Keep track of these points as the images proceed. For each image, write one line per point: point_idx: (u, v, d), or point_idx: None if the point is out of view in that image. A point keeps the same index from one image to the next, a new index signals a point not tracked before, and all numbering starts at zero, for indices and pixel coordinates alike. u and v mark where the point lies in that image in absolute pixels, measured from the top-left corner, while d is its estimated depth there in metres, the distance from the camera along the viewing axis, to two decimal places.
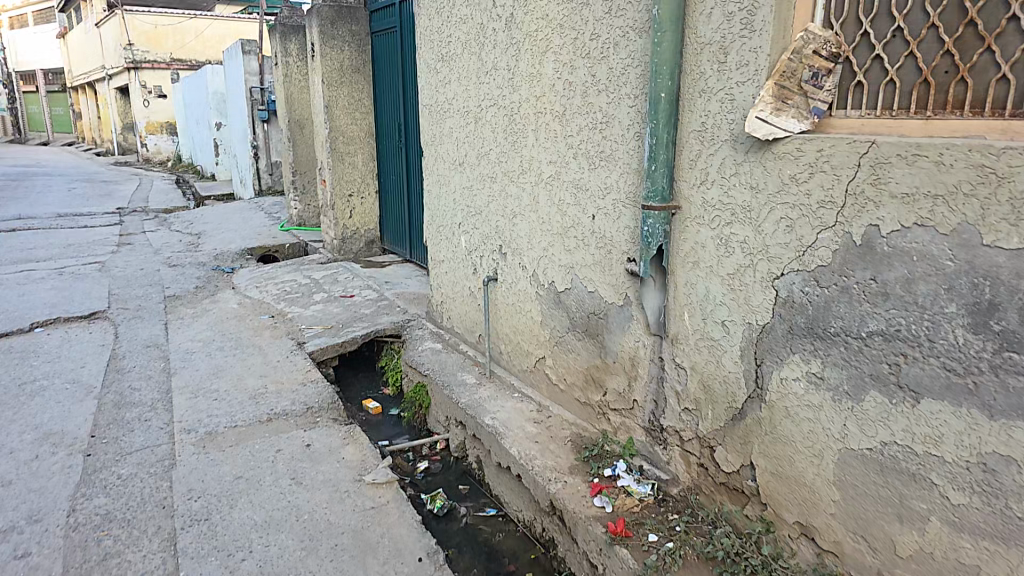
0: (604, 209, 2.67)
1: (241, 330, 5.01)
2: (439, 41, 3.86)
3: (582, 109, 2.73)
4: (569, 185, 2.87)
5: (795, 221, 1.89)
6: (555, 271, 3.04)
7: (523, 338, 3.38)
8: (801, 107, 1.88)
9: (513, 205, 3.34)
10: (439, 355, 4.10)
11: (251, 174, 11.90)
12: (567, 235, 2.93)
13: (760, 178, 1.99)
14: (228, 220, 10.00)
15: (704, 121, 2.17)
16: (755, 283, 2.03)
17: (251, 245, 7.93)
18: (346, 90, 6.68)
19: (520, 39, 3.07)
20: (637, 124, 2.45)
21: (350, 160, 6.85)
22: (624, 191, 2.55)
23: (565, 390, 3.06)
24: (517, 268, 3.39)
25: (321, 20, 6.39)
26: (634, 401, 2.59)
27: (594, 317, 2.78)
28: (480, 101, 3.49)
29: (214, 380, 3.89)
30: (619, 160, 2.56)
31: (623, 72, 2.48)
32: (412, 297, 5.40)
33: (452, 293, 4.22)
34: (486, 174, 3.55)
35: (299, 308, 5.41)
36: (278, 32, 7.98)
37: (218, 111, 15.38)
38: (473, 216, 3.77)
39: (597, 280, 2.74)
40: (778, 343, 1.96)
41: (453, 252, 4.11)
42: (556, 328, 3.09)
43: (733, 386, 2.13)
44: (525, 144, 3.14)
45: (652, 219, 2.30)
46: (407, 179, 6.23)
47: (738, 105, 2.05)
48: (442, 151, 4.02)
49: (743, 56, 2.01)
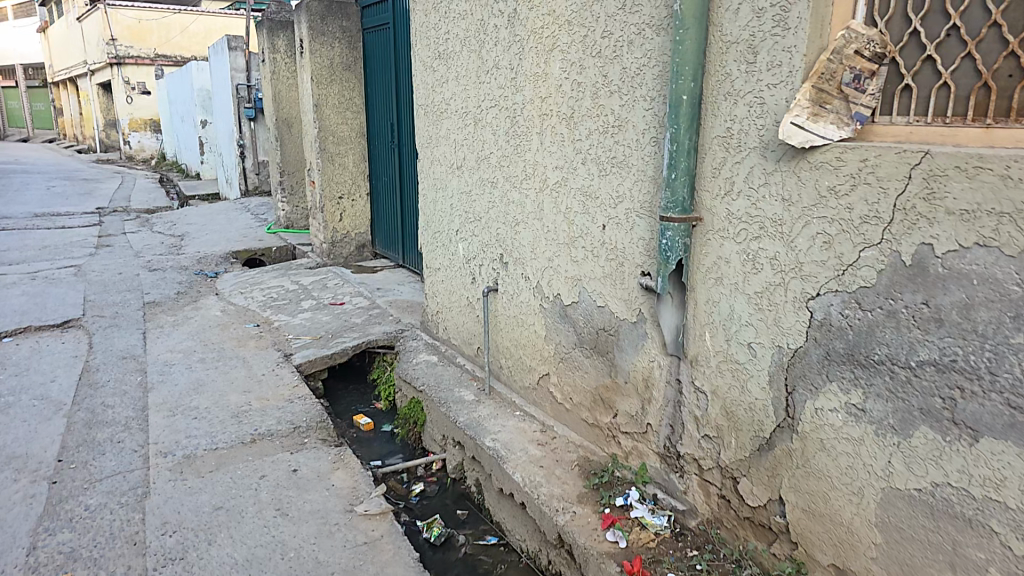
0: (615, 219, 2.51)
1: (225, 340, 4.80)
2: (435, 38, 3.68)
3: (592, 111, 2.56)
4: (576, 192, 2.71)
5: (833, 237, 1.73)
6: (561, 284, 2.89)
7: (526, 353, 3.24)
8: (841, 112, 1.71)
9: (515, 212, 3.17)
10: (435, 368, 3.95)
11: (237, 174, 11.64)
12: (574, 245, 2.76)
13: (793, 190, 1.82)
14: (213, 221, 9.76)
15: (729, 126, 2.00)
16: (786, 304, 1.87)
17: (236, 248, 7.70)
18: (336, 88, 6.47)
19: (523, 36, 2.89)
20: (653, 129, 2.28)
21: (340, 161, 6.63)
22: (638, 200, 2.38)
23: (571, 410, 2.92)
24: (519, 279, 3.23)
25: (311, 15, 6.20)
26: (647, 425, 2.46)
27: (604, 334, 2.64)
28: (480, 101, 3.32)
29: (194, 396, 3.66)
30: (633, 167, 2.39)
31: (638, 73, 2.32)
32: (405, 305, 5.22)
33: (448, 303, 4.05)
34: (486, 179, 3.38)
35: (287, 316, 5.22)
36: (265, 27, 7.76)
37: (204, 109, 15.05)
38: (472, 222, 3.59)
39: (608, 294, 2.60)
40: (812, 369, 1.81)
41: (450, 260, 3.93)
42: (562, 344, 2.94)
43: (760, 414, 1.99)
44: (528, 148, 2.97)
45: (672, 232, 2.13)
46: (401, 181, 6.03)
47: (768, 109, 1.87)
48: (438, 154, 3.84)
49: (776, 56, 1.84)
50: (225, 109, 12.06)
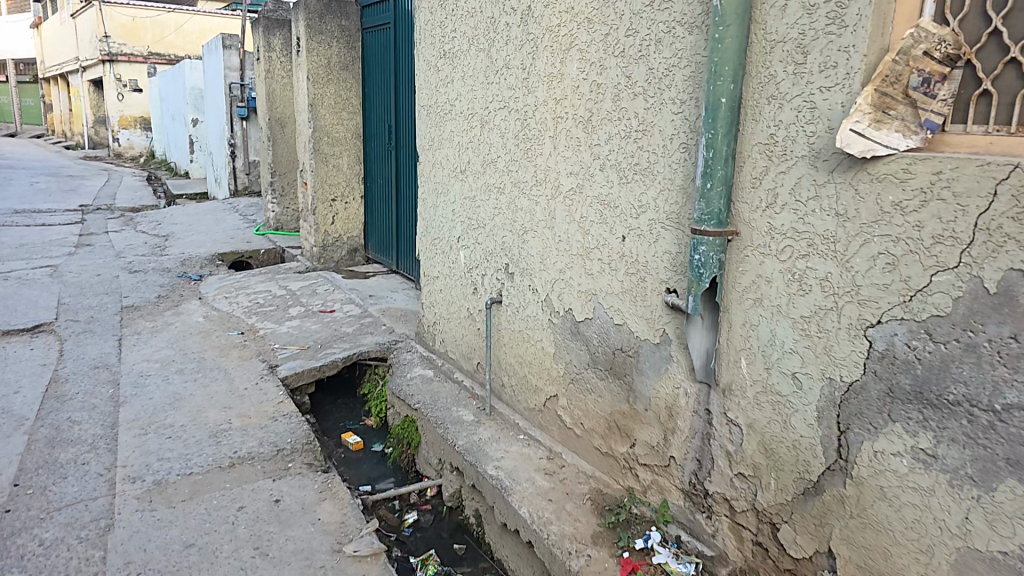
0: (636, 230, 2.30)
1: (206, 349, 4.56)
2: (441, 36, 3.47)
3: (613, 113, 2.33)
4: (592, 201, 2.49)
5: (897, 258, 1.52)
6: (573, 298, 2.67)
7: (531, 372, 3.04)
8: (907, 119, 1.49)
9: (523, 221, 2.95)
10: (430, 385, 3.73)
11: (226, 174, 11.35)
12: (588, 257, 2.55)
13: (849, 204, 1.60)
14: (198, 221, 9.47)
15: (773, 132, 1.76)
16: (839, 331, 1.67)
17: (222, 250, 7.43)
18: (332, 88, 6.24)
19: (537, 34, 2.68)
20: (683, 134, 2.05)
21: (334, 162, 6.40)
22: (664, 210, 2.17)
23: (581, 436, 2.76)
24: (526, 292, 3.01)
25: (308, 13, 5.98)
26: (670, 458, 2.29)
27: (621, 355, 2.46)
28: (487, 103, 3.11)
29: (169, 412, 3.51)
30: (657, 174, 2.17)
31: (666, 73, 2.08)
32: (398, 314, 4.98)
33: (446, 314, 3.82)
34: (492, 184, 3.16)
35: (273, 324, 4.97)
36: (261, 25, 7.52)
37: (195, 107, 14.75)
38: (475, 230, 3.37)
39: (627, 311, 2.40)
40: (871, 407, 1.63)
41: (450, 269, 3.71)
42: (572, 363, 2.75)
43: (806, 453, 1.81)
44: (540, 153, 2.76)
45: (706, 246, 1.92)
46: (397, 185, 5.81)
47: (821, 114, 1.63)
48: (440, 158, 3.63)
49: (830, 56, 1.59)
50: (216, 107, 11.77)
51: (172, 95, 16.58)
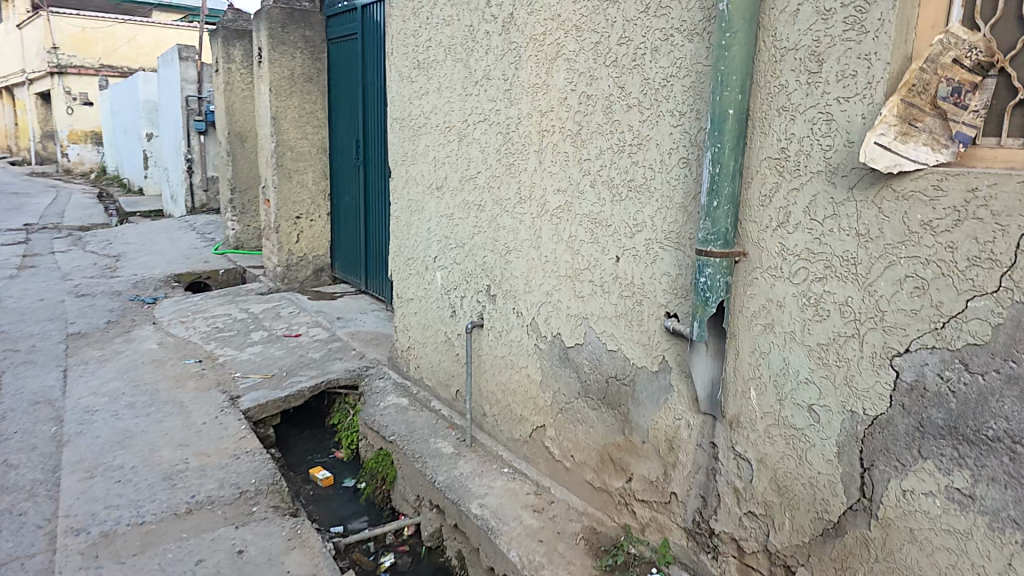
0: (631, 250, 2.16)
1: (160, 379, 4.25)
2: (415, 46, 3.31)
3: (605, 127, 2.20)
4: (582, 219, 2.35)
5: (927, 282, 1.41)
6: (562, 321, 2.53)
7: (516, 401, 2.88)
8: (936, 131, 1.39)
9: (505, 240, 2.80)
10: (405, 415, 3.51)
11: (184, 190, 10.91)
12: (578, 279, 2.41)
13: (871, 223, 1.49)
14: (154, 240, 9.05)
15: (785, 146, 1.65)
16: (861, 360, 1.55)
17: (179, 270, 7.07)
18: (296, 101, 6.00)
19: (520, 43, 2.54)
20: (683, 148, 1.92)
21: (298, 178, 6.14)
22: (663, 229, 2.03)
23: (571, 469, 2.59)
24: (510, 315, 2.85)
25: (271, 23, 5.77)
26: (671, 494, 2.14)
27: (615, 383, 2.31)
28: (466, 116, 2.95)
29: (118, 452, 3.33)
30: (655, 191, 2.04)
31: (663, 84, 1.96)
32: (368, 338, 4.74)
33: (422, 338, 3.62)
34: (471, 202, 3.00)
35: (233, 351, 4.68)
36: (220, 36, 7.24)
37: (151, 121, 14.22)
38: (453, 249, 3.20)
39: (621, 337, 2.26)
40: (899, 443, 1.50)
41: (426, 290, 3.52)
42: (561, 391, 2.60)
43: (824, 492, 1.67)
44: (524, 168, 2.61)
45: (711, 269, 1.79)
46: (365, 201, 5.59)
47: (838, 126, 1.52)
48: (415, 173, 3.45)
49: (849, 64, 1.49)
50: (173, 121, 11.32)
51: (126, 109, 15.98)
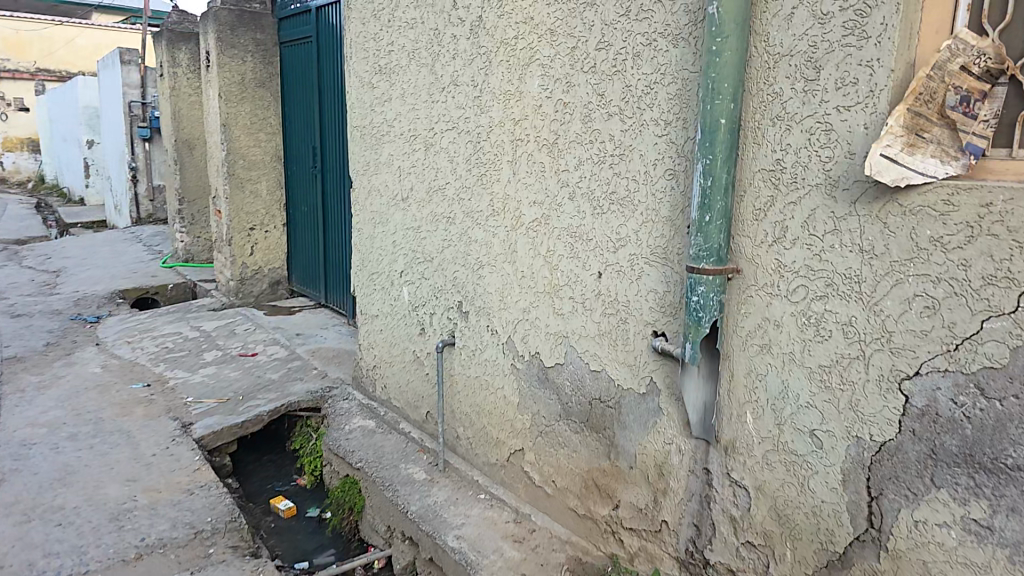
0: (614, 266, 2.05)
1: (105, 407, 3.93)
2: (376, 51, 3.14)
3: (583, 136, 2.08)
4: (561, 233, 2.23)
5: (938, 302, 1.33)
6: (541, 340, 2.40)
7: (492, 423, 2.73)
8: (945, 143, 1.32)
9: (478, 254, 2.65)
10: (373, 439, 3.32)
11: (129, 200, 10.36)
12: (558, 295, 2.29)
13: (875, 240, 1.41)
14: (97, 253, 8.53)
15: (780, 157, 1.55)
16: (867, 384, 1.46)
17: (123, 286, 6.66)
18: (248, 107, 5.72)
19: (490, 48, 2.41)
20: (668, 159, 1.82)
21: (251, 188, 5.85)
22: (648, 244, 1.93)
23: (553, 496, 2.46)
24: (483, 333, 2.70)
25: (218, 25, 5.48)
26: (661, 522, 2.02)
27: (599, 405, 2.19)
28: (432, 123, 2.80)
29: (57, 491, 3.04)
30: (639, 205, 1.94)
31: (647, 91, 1.86)
32: (329, 355, 4.51)
33: (388, 357, 3.44)
34: (439, 215, 2.85)
35: (184, 373, 4.39)
36: (164, 39, 6.87)
37: (91, 128, 13.51)
38: (421, 264, 3.04)
39: (605, 357, 2.14)
40: (909, 471, 1.42)
41: (392, 307, 3.34)
42: (541, 414, 2.46)
43: (828, 522, 1.58)
44: (496, 179, 2.48)
45: (704, 287, 1.68)
46: (323, 212, 5.36)
47: (838, 136, 1.44)
48: (378, 184, 3.28)
49: (849, 71, 1.41)
50: (115, 128, 10.76)
51: (63, 114, 15.17)
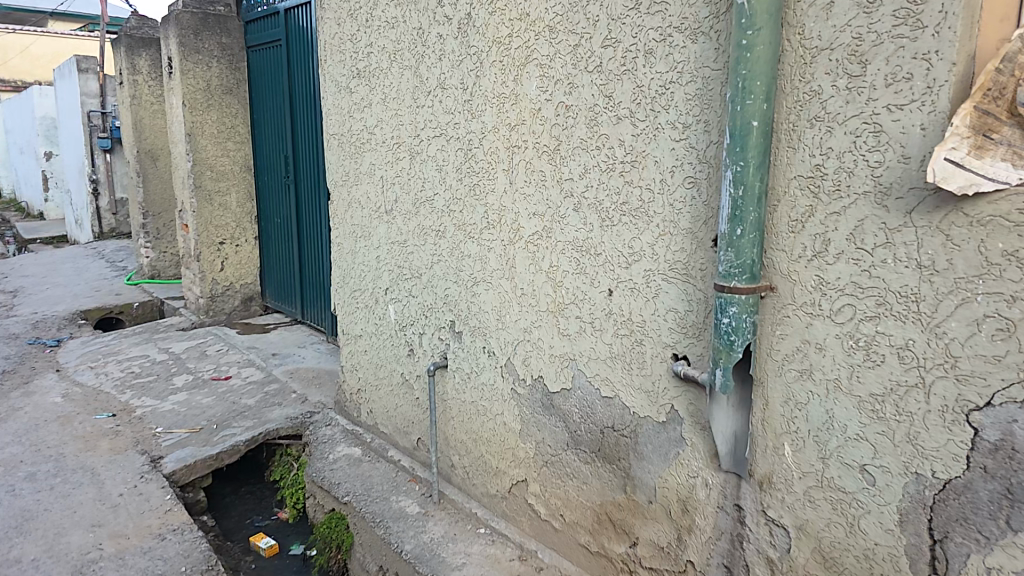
0: (627, 282, 1.88)
1: (66, 441, 3.62)
2: (353, 52, 2.95)
3: (588, 143, 1.93)
4: (565, 247, 2.06)
5: (1013, 324, 1.18)
6: (544, 363, 2.22)
7: (490, 451, 2.54)
8: (1018, 144, 1.14)
9: (471, 270, 2.48)
10: (360, 468, 3.10)
11: (90, 214, 9.93)
12: (563, 315, 2.12)
13: (936, 254, 1.25)
14: (56, 271, 8.11)
15: (820, 162, 1.40)
16: (928, 415, 1.31)
17: (85, 306, 6.29)
18: (215, 115, 5.44)
19: (480, 47, 2.24)
20: (688, 166, 1.66)
21: (220, 200, 5.57)
22: (666, 259, 1.76)
23: (562, 530, 2.27)
24: (479, 355, 2.51)
25: (180, 29, 5.19)
26: (686, 562, 1.85)
27: (612, 434, 2.01)
28: (418, 130, 2.62)
29: (14, 542, 2.74)
30: (654, 216, 1.77)
31: (662, 91, 1.69)
32: (309, 377, 4.27)
33: (373, 380, 3.23)
34: (427, 228, 2.67)
35: (153, 401, 4.08)
36: (122, 44, 6.53)
37: (48, 139, 12.97)
38: (408, 281, 2.85)
39: (617, 381, 1.96)
40: (981, 512, 1.27)
41: (376, 326, 3.13)
42: (545, 441, 2.28)
43: (883, 566, 1.42)
44: (491, 189, 2.31)
45: (736, 308, 1.51)
46: (298, 225, 5.09)
47: (890, 139, 1.28)
48: (360, 196, 3.09)
49: (902, 65, 1.25)
50: (73, 138, 10.32)
51: (18, 125, 14.55)
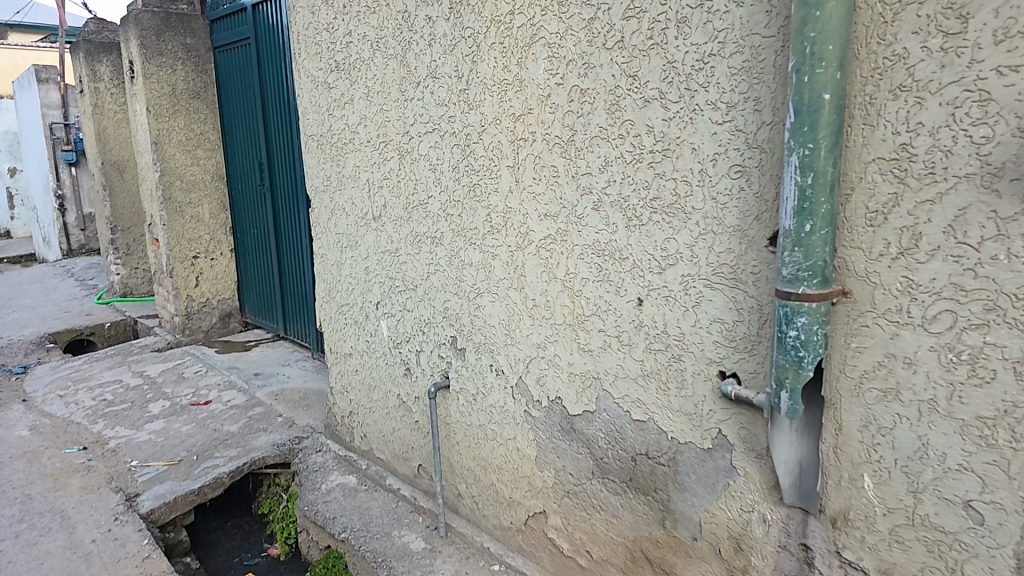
0: (660, 290, 1.64)
1: (33, 481, 3.27)
2: (330, 44, 2.69)
3: (608, 132, 1.70)
4: (584, 251, 1.82)
5: None
6: (563, 383, 1.96)
7: (502, 480, 2.27)
8: None
9: (474, 280, 2.24)
10: (357, 499, 2.82)
11: (57, 232, 9.50)
12: (583, 327, 1.87)
13: None
14: (20, 292, 7.66)
15: (906, 141, 1.18)
16: None
17: (52, 329, 5.89)
18: (182, 121, 5.11)
19: (477, 29, 2.02)
20: (735, 152, 1.45)
21: (192, 212, 5.24)
22: (708, 262, 1.53)
23: (589, 568, 2.00)
24: (486, 373, 2.26)
25: (141, 30, 4.84)
26: None
27: (646, 463, 1.75)
28: (407, 126, 2.39)
29: None
30: (693, 213, 1.54)
31: (700, 67, 1.49)
32: (295, 398, 3.97)
33: (366, 403, 2.95)
34: (422, 234, 2.42)
35: (127, 431, 3.74)
36: (81, 50, 6.15)
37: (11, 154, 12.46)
38: (402, 293, 2.59)
39: (652, 404, 1.71)
40: None
41: (367, 344, 2.87)
42: (566, 470, 2.01)
43: None
44: (494, 189, 2.08)
45: (807, 317, 1.27)
46: (275, 235, 4.80)
47: (1001, 108, 1.07)
48: (343, 201, 2.82)
49: (1017, 17, 1.04)
50: (36, 152, 9.89)
51: None
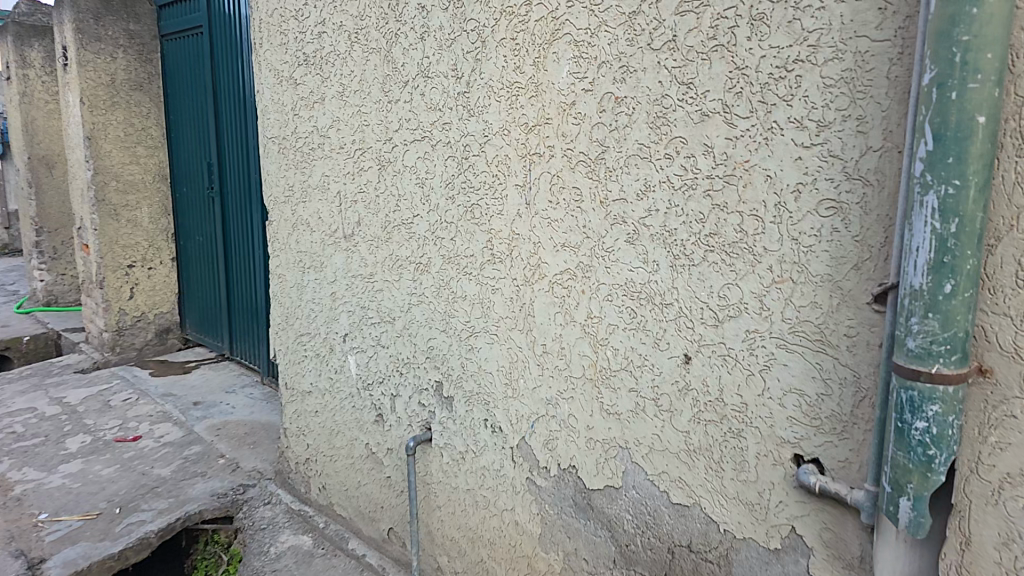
0: (715, 348, 1.32)
1: None
2: (298, 33, 2.30)
3: (652, 149, 1.38)
4: (613, 293, 1.49)
5: None
6: (579, 450, 1.62)
7: (494, 557, 1.90)
8: None
9: (466, 317, 1.88)
10: (313, 566, 2.39)
11: None
12: (608, 385, 1.54)
13: None
14: None
15: None
16: None
17: None
18: (121, 115, 4.56)
19: (483, 22, 1.69)
20: (827, 182, 1.15)
21: (129, 215, 4.68)
22: (783, 318, 1.22)
23: None
24: (478, 428, 1.90)
25: (77, 12, 4.30)
26: None
27: (688, 557, 1.42)
28: (390, 133, 2.02)
29: None
30: (765, 255, 1.24)
31: (783, 75, 1.18)
32: (239, 434, 3.49)
33: (327, 449, 2.54)
34: (403, 259, 2.05)
35: (37, 474, 3.17)
36: (8, 32, 5.52)
37: None
38: (376, 326, 2.20)
39: (699, 486, 1.38)
40: None
41: (331, 382, 2.46)
42: (578, 554, 1.66)
43: None
44: (498, 212, 1.74)
45: (941, 404, 0.97)
46: (223, 245, 4.31)
47: None
48: (308, 216, 2.42)
49: None
50: None
51: None
